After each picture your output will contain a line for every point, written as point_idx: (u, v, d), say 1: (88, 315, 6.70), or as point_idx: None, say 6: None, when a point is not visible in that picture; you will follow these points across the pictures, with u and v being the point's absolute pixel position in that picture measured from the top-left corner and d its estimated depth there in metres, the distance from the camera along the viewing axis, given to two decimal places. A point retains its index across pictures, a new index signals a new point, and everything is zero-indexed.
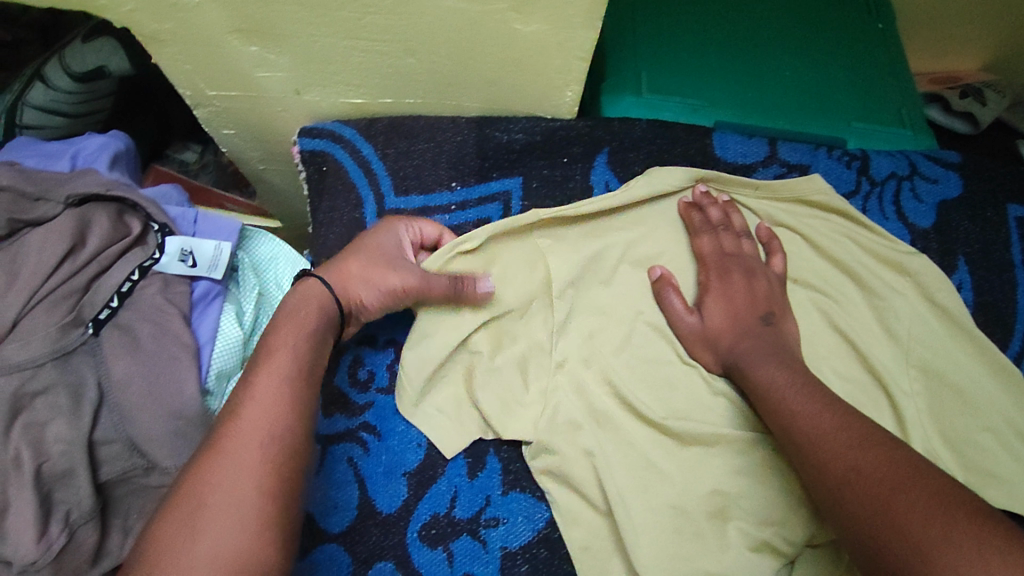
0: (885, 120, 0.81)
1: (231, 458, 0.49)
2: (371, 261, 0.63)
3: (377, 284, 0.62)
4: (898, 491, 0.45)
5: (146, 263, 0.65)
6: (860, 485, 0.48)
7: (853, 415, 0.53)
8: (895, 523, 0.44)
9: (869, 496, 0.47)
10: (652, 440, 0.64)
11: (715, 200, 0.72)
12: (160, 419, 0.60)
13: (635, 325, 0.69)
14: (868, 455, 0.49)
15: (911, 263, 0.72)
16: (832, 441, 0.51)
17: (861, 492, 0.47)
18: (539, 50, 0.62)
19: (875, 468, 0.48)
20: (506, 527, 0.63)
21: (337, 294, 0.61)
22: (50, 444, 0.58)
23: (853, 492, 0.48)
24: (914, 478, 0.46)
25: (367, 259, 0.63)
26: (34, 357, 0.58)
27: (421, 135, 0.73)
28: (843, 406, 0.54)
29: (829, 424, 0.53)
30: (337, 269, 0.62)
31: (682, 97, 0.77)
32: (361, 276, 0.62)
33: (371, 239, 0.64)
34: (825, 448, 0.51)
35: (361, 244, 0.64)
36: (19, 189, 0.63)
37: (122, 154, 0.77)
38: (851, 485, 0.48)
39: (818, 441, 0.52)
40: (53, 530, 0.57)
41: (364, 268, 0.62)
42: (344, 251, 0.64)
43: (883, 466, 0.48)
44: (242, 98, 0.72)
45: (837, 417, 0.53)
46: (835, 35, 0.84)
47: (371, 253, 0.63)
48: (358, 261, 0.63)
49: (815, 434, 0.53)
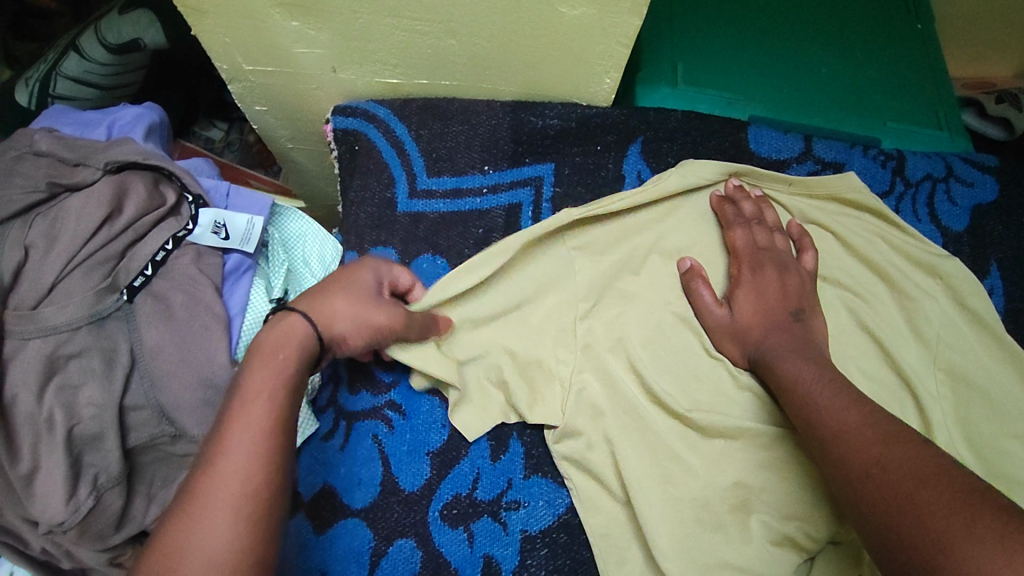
0: (921, 122, 0.80)
1: (209, 513, 0.45)
2: (357, 298, 0.57)
3: (362, 319, 0.56)
4: (923, 486, 0.43)
5: (180, 234, 0.65)
6: (883, 479, 0.46)
7: (880, 415, 0.51)
8: (916, 516, 0.42)
9: (889, 490, 0.45)
10: (676, 431, 0.64)
11: (749, 194, 0.72)
12: (191, 388, 0.61)
13: (662, 315, 0.68)
14: (894, 450, 0.47)
15: (944, 265, 0.71)
16: (858, 437, 0.50)
17: (883, 487, 0.46)
18: (581, 34, 0.61)
19: (900, 462, 0.46)
20: (526, 511, 0.64)
21: (320, 329, 0.54)
22: (82, 407, 0.58)
23: (876, 487, 0.46)
24: (941, 474, 0.44)
25: (351, 295, 0.57)
26: (71, 320, 0.58)
27: (455, 118, 0.74)
28: (870, 404, 0.53)
29: (856, 420, 0.51)
30: (317, 303, 0.55)
31: (717, 90, 0.77)
32: (347, 313, 0.56)
33: (350, 276, 0.59)
34: (849, 443, 0.50)
35: (339, 281, 0.58)
36: (57, 155, 0.65)
37: (157, 125, 0.77)
38: (874, 480, 0.47)
39: (844, 435, 0.51)
40: (82, 492, 0.58)
41: (348, 305, 0.56)
42: (321, 285, 0.58)
43: (908, 461, 0.46)
44: (278, 74, 0.73)
45: (865, 413, 0.52)
46: (874, 34, 0.84)
47: (357, 290, 0.58)
48: (339, 297, 0.56)
49: (838, 431, 0.51)
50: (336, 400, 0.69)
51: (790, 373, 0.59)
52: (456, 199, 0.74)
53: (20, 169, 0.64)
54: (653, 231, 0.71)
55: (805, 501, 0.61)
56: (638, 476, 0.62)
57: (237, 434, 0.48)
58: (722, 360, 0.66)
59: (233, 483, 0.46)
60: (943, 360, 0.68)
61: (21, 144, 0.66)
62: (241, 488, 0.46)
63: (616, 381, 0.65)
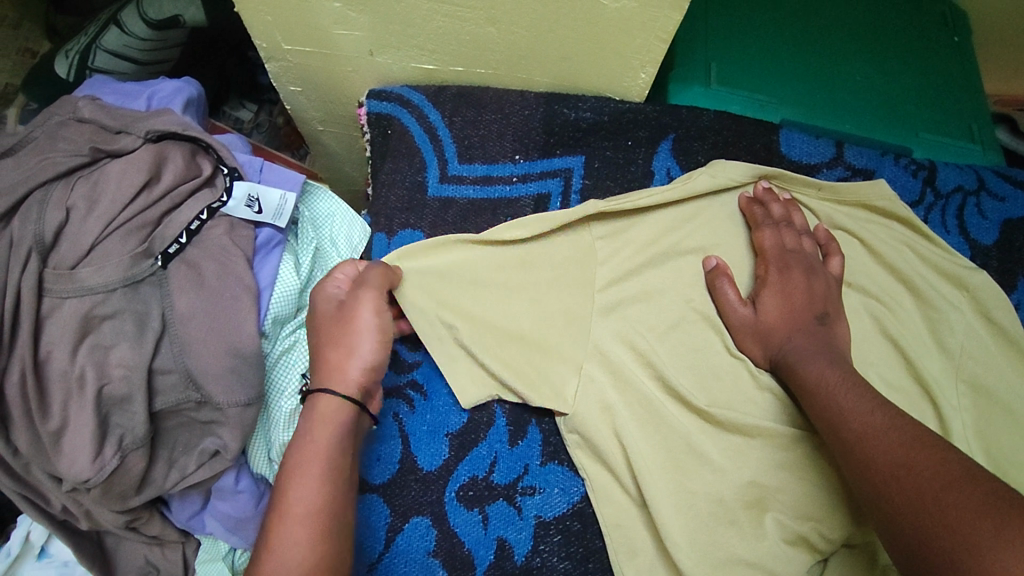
0: (954, 134, 0.80)
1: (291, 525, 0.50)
2: (340, 335, 0.59)
3: (353, 344, 0.59)
4: (952, 489, 0.43)
5: (215, 205, 0.67)
6: (908, 481, 0.46)
7: (904, 419, 0.51)
8: (943, 520, 0.42)
9: (916, 493, 0.45)
10: (693, 426, 0.64)
11: (778, 197, 0.72)
12: (219, 356, 0.62)
13: (686, 312, 0.68)
14: (921, 453, 0.47)
15: (972, 278, 0.71)
16: (882, 438, 0.50)
17: (908, 489, 0.46)
18: (619, 27, 0.62)
19: (927, 465, 0.46)
20: (541, 497, 0.64)
21: (342, 387, 0.58)
22: (113, 367, 0.60)
23: (901, 489, 0.46)
24: (967, 476, 0.44)
25: (336, 338, 0.59)
26: (107, 282, 0.60)
27: (489, 107, 0.74)
28: (895, 408, 0.53)
29: (881, 423, 0.51)
30: (325, 368, 0.59)
31: (750, 91, 0.77)
32: (339, 358, 0.59)
33: (319, 319, 0.61)
34: (874, 444, 0.50)
35: (316, 330, 0.61)
36: (101, 122, 0.67)
37: (195, 99, 0.79)
38: (899, 481, 0.47)
39: (867, 437, 0.51)
40: (108, 452, 0.59)
41: (337, 347, 0.59)
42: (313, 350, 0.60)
43: (935, 463, 0.46)
44: (316, 55, 0.74)
45: (889, 417, 0.52)
46: (912, 44, 0.83)
47: (329, 329, 0.60)
48: (330, 349, 0.59)
49: (862, 433, 0.52)
50: None
51: (815, 375, 0.59)
52: (486, 186, 0.74)
53: (65, 134, 0.66)
54: (680, 227, 0.71)
55: (821, 503, 0.61)
56: (654, 469, 0.62)
57: (306, 464, 0.53)
58: (743, 361, 0.66)
59: (307, 498, 0.52)
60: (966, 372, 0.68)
61: (64, 111, 0.68)
62: (309, 514, 0.51)
63: (637, 375, 0.65)
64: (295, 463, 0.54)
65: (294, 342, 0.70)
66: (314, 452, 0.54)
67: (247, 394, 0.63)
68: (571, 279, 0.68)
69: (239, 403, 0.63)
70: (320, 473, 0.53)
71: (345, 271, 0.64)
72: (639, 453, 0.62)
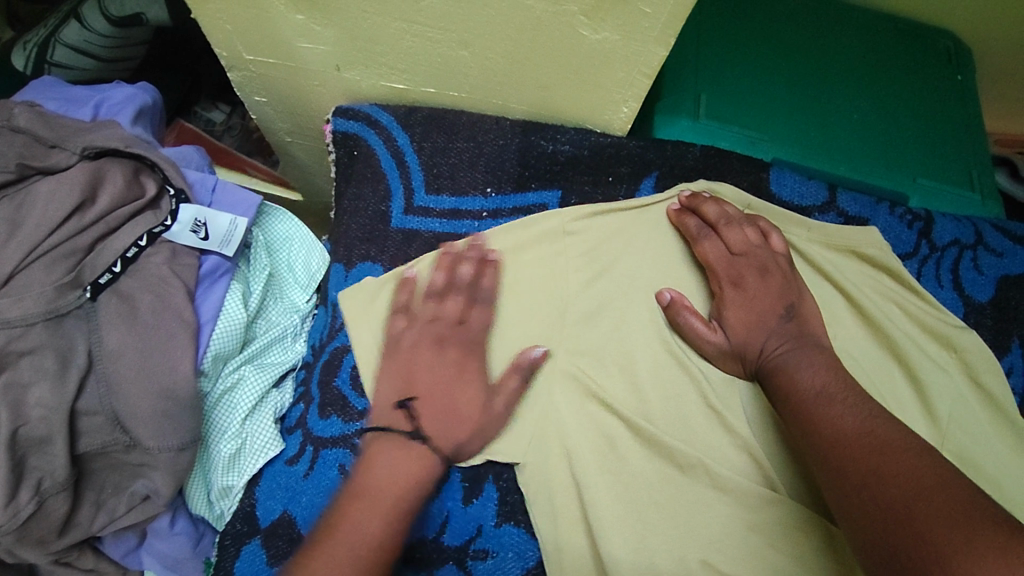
0: (952, 181, 0.75)
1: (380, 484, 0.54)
2: (476, 417, 0.59)
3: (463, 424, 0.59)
4: (923, 500, 0.43)
5: (156, 229, 0.61)
6: (882, 490, 0.46)
7: (880, 419, 0.51)
8: (917, 530, 0.42)
9: (889, 498, 0.45)
10: (663, 491, 0.59)
11: (705, 198, 0.68)
12: (151, 397, 0.57)
13: (662, 363, 0.63)
14: (891, 460, 0.47)
15: (959, 339, 0.67)
16: (853, 445, 0.49)
17: (881, 498, 0.45)
18: (604, 59, 0.57)
19: (898, 473, 0.46)
20: (494, 562, 0.60)
21: (441, 448, 0.57)
22: (30, 408, 0.54)
23: (872, 497, 0.46)
24: (939, 487, 0.44)
25: (470, 414, 0.59)
26: (26, 315, 0.55)
27: (461, 132, 0.70)
28: (870, 408, 0.52)
29: (852, 426, 0.50)
30: (446, 426, 0.58)
31: (740, 127, 0.73)
32: (462, 420, 0.59)
33: (455, 378, 0.59)
34: (844, 450, 0.49)
35: (453, 379, 0.59)
36: (35, 134, 0.61)
37: (148, 108, 0.73)
38: (870, 489, 0.46)
39: (840, 445, 0.50)
40: (22, 497, 0.54)
41: (463, 407, 0.59)
42: (445, 399, 0.58)
43: (905, 472, 0.46)
44: (280, 67, 0.68)
45: (860, 418, 0.51)
46: (912, 84, 0.79)
47: (468, 393, 0.59)
48: (458, 414, 0.59)
49: (836, 438, 0.50)
50: (303, 421, 0.65)
51: (802, 381, 0.55)
52: (453, 220, 0.70)
53: None
54: (657, 269, 0.67)
55: None
56: (618, 534, 0.57)
57: (389, 472, 0.55)
58: (719, 416, 0.62)
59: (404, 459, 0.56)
60: (957, 442, 0.63)
61: None
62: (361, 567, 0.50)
63: (604, 431, 0.61)
64: (359, 497, 0.54)
65: (237, 380, 0.65)
66: (404, 476, 0.55)
67: (180, 438, 0.58)
68: (541, 325, 0.63)
69: (172, 448, 0.58)
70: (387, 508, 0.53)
71: (466, 267, 0.64)
72: (601, 518, 0.58)
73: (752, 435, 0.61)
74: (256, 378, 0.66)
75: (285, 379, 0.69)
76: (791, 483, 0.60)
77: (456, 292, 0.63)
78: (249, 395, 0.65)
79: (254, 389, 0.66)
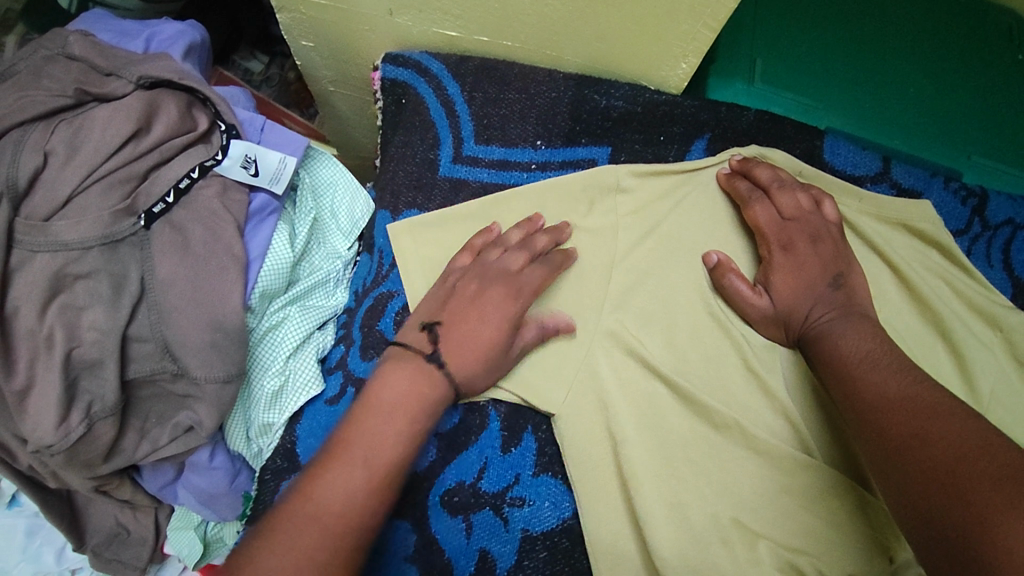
0: (1009, 159, 0.74)
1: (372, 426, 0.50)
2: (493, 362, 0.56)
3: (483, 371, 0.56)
4: (968, 462, 0.43)
5: (208, 163, 0.62)
6: (925, 452, 0.45)
7: (929, 385, 0.50)
8: (958, 492, 0.42)
9: (933, 462, 0.44)
10: (697, 448, 0.60)
11: (758, 163, 0.67)
12: (199, 328, 0.58)
13: (703, 324, 0.63)
14: (938, 424, 0.46)
15: (1008, 317, 0.66)
16: (897, 409, 0.49)
17: (924, 460, 0.45)
18: (668, 9, 0.56)
19: (944, 437, 0.45)
20: (530, 510, 0.60)
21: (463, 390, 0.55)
22: (84, 330, 0.55)
23: (913, 460, 0.46)
24: (985, 451, 0.43)
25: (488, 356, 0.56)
26: (83, 239, 0.56)
27: (512, 84, 0.69)
28: (918, 373, 0.51)
29: (896, 392, 0.50)
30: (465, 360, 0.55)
31: (796, 94, 0.72)
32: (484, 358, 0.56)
33: (484, 309, 0.56)
34: (887, 414, 0.49)
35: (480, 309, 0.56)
36: (91, 62, 0.62)
37: (198, 46, 0.73)
38: (913, 452, 0.46)
39: (883, 408, 0.50)
40: (74, 418, 0.55)
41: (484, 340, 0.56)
42: (464, 327, 0.56)
43: (950, 435, 0.45)
44: (330, 9, 0.66)
45: (906, 383, 0.50)
46: (973, 59, 0.76)
47: (493, 324, 0.56)
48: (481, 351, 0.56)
49: (880, 402, 0.50)
50: (343, 362, 0.65)
51: (848, 347, 0.55)
52: (502, 171, 0.69)
53: (51, 71, 0.60)
54: (706, 230, 0.66)
55: (821, 541, 0.57)
56: (652, 490, 0.58)
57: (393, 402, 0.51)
58: (758, 378, 0.62)
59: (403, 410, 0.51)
60: (999, 419, 0.62)
61: (55, 45, 0.62)
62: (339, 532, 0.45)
63: (642, 389, 0.61)
64: (330, 468, 0.47)
65: (282, 320, 0.66)
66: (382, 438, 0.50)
67: (226, 370, 0.58)
68: (585, 280, 0.63)
69: (217, 379, 0.58)
70: (382, 441, 0.50)
71: (542, 239, 0.61)
72: (636, 470, 0.58)
73: (789, 401, 0.61)
74: (300, 319, 0.67)
75: (328, 322, 0.70)
76: (828, 449, 0.60)
77: (510, 246, 0.61)
78: (293, 334, 0.66)
79: (299, 327, 0.67)
